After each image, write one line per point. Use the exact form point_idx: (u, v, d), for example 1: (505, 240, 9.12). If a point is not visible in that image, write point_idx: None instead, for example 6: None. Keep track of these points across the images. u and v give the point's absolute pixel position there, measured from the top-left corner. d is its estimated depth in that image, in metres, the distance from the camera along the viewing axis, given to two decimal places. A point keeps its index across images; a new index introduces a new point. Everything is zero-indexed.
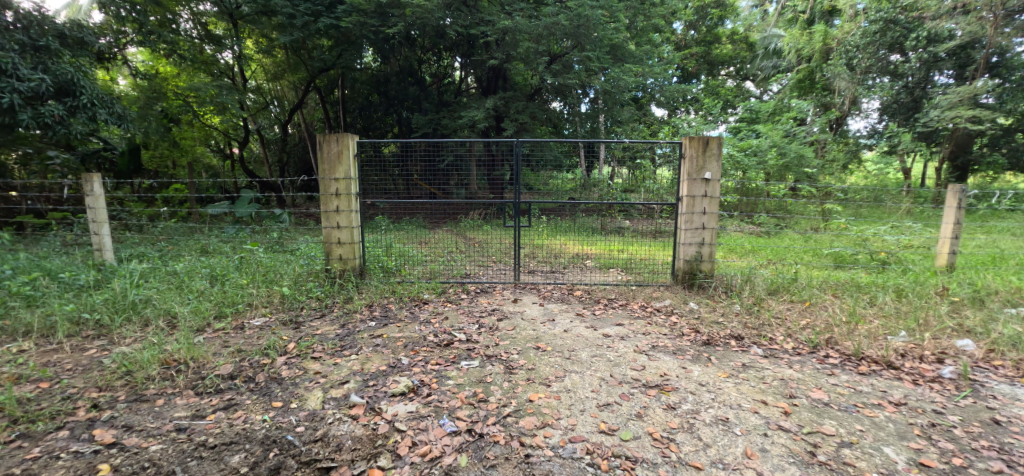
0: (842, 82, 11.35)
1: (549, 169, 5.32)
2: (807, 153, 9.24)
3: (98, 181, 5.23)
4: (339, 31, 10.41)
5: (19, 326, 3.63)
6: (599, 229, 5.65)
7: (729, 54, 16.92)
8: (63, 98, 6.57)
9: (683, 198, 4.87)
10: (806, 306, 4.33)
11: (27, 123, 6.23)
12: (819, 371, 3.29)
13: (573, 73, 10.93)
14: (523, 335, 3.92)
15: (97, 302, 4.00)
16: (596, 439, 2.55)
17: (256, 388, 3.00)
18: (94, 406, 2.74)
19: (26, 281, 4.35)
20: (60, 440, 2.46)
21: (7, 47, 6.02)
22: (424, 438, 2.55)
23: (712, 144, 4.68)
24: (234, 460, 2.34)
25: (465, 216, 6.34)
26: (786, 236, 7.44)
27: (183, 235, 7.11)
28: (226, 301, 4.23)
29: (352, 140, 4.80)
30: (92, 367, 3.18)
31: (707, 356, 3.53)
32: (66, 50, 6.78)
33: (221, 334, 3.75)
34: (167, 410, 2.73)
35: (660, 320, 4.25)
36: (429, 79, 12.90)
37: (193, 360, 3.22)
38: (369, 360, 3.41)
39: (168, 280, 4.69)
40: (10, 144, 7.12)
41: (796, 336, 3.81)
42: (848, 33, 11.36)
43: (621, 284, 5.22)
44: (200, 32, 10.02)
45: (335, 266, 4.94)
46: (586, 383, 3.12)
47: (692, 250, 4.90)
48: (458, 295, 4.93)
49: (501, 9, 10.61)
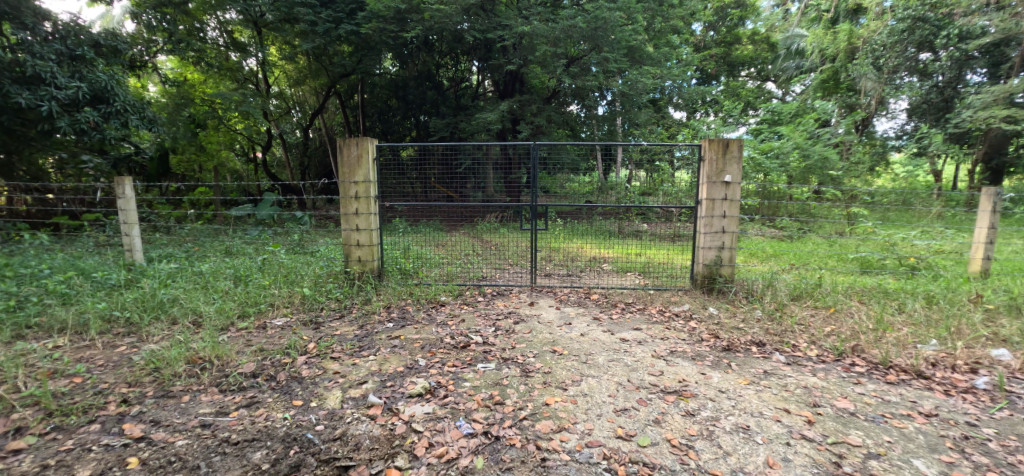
0: (869, 83, 10.97)
1: (566, 172, 5.28)
2: (832, 155, 9.03)
3: (129, 184, 5.37)
4: (359, 37, 10.57)
5: (55, 323, 3.77)
6: (617, 232, 5.58)
7: (750, 55, 16.58)
8: (98, 105, 6.83)
9: (702, 201, 4.82)
10: (831, 312, 4.22)
11: (65, 130, 6.51)
12: (844, 379, 3.21)
13: (590, 75, 10.88)
14: (539, 338, 3.92)
15: (126, 301, 4.13)
16: (613, 445, 2.53)
17: (278, 386, 3.07)
18: (124, 401, 2.83)
19: (61, 279, 4.54)
20: (92, 433, 2.54)
21: (46, 56, 6.32)
22: (440, 439, 2.57)
23: (733, 146, 4.62)
24: (256, 457, 2.40)
25: (481, 220, 6.03)
26: (809, 240, 7.23)
27: (209, 237, 7.24)
28: (249, 301, 4.34)
29: (371, 144, 4.90)
30: (122, 364, 3.28)
31: (728, 362, 3.47)
32: (100, 58, 7.03)
33: (244, 333, 3.84)
34: (192, 407, 2.80)
35: (678, 325, 4.20)
36: (447, 84, 13.10)
37: (217, 359, 3.30)
38: (386, 361, 3.44)
39: (194, 280, 4.82)
40: (46, 148, 7.46)
41: (820, 343, 3.71)
42: (875, 31, 10.87)
43: (638, 288, 5.19)
44: (226, 40, 10.47)
45: (354, 268, 5.04)
46: (603, 388, 3.10)
47: (712, 254, 4.83)
48: (475, 298, 4.96)
49: (519, 14, 10.55)
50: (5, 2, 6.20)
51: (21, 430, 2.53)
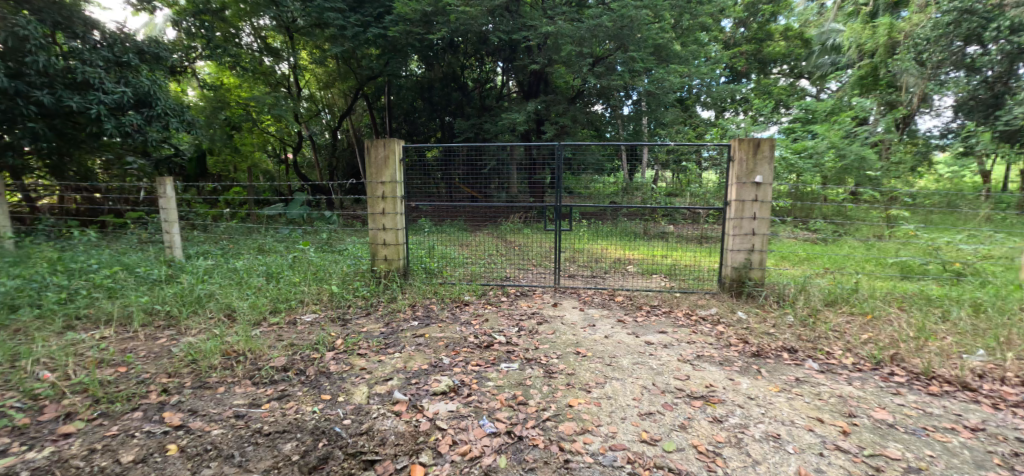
0: (910, 78, 10.63)
1: (591, 173, 5.25)
2: (870, 154, 8.70)
3: (170, 183, 5.61)
4: (387, 40, 10.76)
5: (101, 315, 3.97)
6: (642, 233, 5.55)
7: (783, 52, 16.12)
8: (142, 109, 7.15)
9: (731, 202, 4.72)
10: (868, 320, 4.06)
11: (111, 132, 6.80)
12: (883, 389, 3.09)
13: (616, 75, 10.78)
14: (563, 339, 3.91)
15: (167, 295, 4.31)
16: (638, 449, 2.50)
17: (307, 380, 3.15)
18: (164, 391, 2.95)
19: (108, 274, 4.77)
20: (135, 420, 2.66)
21: (95, 63, 6.67)
22: (464, 437, 2.59)
23: (764, 146, 4.50)
24: (286, 448, 2.46)
25: (505, 220, 6.04)
26: (845, 243, 7.01)
27: (243, 235, 7.48)
28: (281, 297, 4.47)
29: (398, 145, 5.00)
30: (163, 355, 3.43)
31: (757, 369, 3.38)
32: (144, 65, 7.37)
33: (276, 328, 3.96)
34: (228, 398, 2.91)
35: (705, 329, 4.12)
36: (472, 85, 13.21)
37: (251, 352, 3.42)
38: (411, 359, 3.49)
39: (229, 276, 5.00)
40: (94, 150, 7.89)
41: (856, 350, 3.59)
42: (917, 25, 10.42)
43: (664, 291, 5.10)
44: (260, 45, 10.86)
45: (380, 266, 5.16)
46: (627, 391, 3.06)
47: (741, 257, 4.72)
48: (498, 298, 4.98)
49: (544, 14, 10.55)
50: (58, 13, 6.54)
51: (71, 415, 2.68)
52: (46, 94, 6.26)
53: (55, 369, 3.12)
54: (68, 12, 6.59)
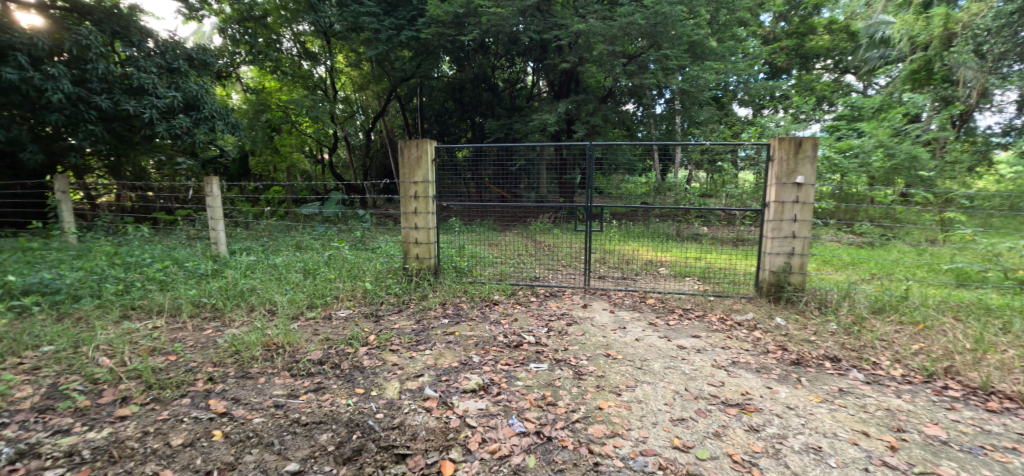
0: (968, 72, 9.90)
1: (622, 173, 5.20)
2: (922, 153, 8.24)
3: (216, 183, 5.86)
4: (419, 42, 10.90)
5: (154, 306, 4.19)
6: (674, 235, 5.46)
7: (826, 45, 15.45)
8: (190, 112, 7.50)
9: (770, 204, 4.55)
10: (920, 330, 3.84)
11: (162, 134, 7.13)
12: (935, 403, 2.92)
13: (649, 73, 10.57)
14: (592, 341, 3.87)
15: (212, 289, 4.51)
16: (669, 455, 2.45)
17: (342, 373, 3.23)
18: (210, 379, 3.09)
19: (159, 268, 5.03)
20: (183, 406, 2.80)
21: (149, 70, 7.03)
22: (493, 436, 2.60)
23: (807, 145, 4.31)
24: (323, 439, 2.53)
25: (535, 220, 5.99)
26: (893, 247, 6.67)
27: (282, 232, 7.73)
28: (317, 293, 4.60)
29: (430, 145, 5.08)
30: (209, 345, 3.59)
31: (797, 377, 3.26)
32: (192, 70, 7.73)
33: (313, 323, 4.09)
34: (268, 388, 3.02)
35: (741, 335, 3.99)
36: (502, 85, 13.25)
37: (289, 345, 3.53)
38: (441, 356, 3.53)
39: (269, 272, 5.19)
40: (148, 151, 8.35)
41: (906, 362, 3.40)
42: (976, 15, 9.34)
43: (697, 295, 4.97)
44: (300, 50, 11.39)
45: (412, 264, 5.26)
46: (658, 395, 3.00)
47: (780, 260, 4.56)
48: (528, 298, 4.98)
49: (575, 12, 10.45)
50: (117, 23, 7.04)
51: (126, 399, 2.83)
52: (105, 99, 6.65)
53: (112, 355, 3.31)
54: (125, 22, 7.05)
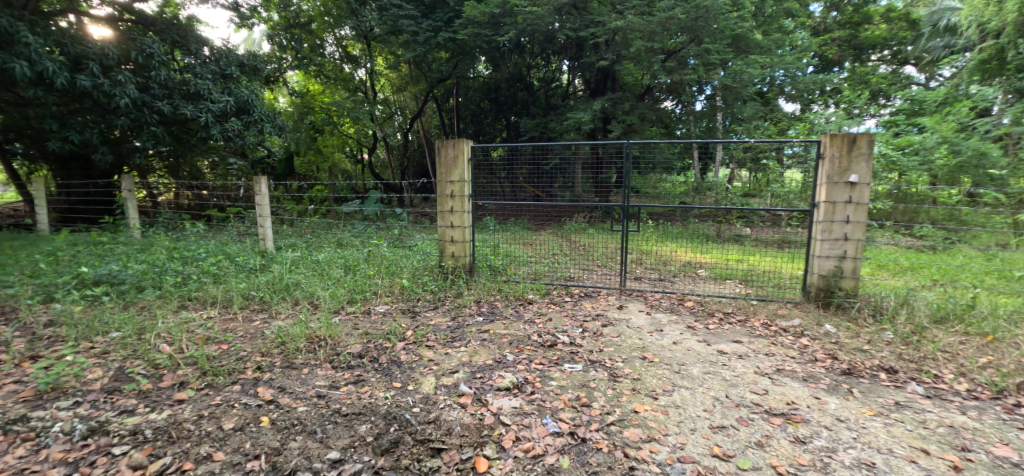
0: None
1: (659, 172, 5.10)
2: (992, 150, 7.62)
3: (264, 182, 6.10)
4: (456, 43, 10.98)
5: (208, 297, 4.43)
6: (715, 236, 5.30)
7: (883, 35, 14.53)
8: (241, 115, 7.86)
9: (819, 204, 4.31)
10: (988, 342, 3.56)
11: (216, 137, 7.49)
12: (1006, 422, 2.69)
13: (689, 69, 10.26)
14: (628, 343, 3.80)
15: (261, 283, 4.72)
16: (709, 463, 2.37)
17: (380, 367, 3.30)
18: (258, 368, 3.23)
19: (212, 262, 5.31)
20: (234, 392, 2.93)
21: (204, 76, 7.43)
22: (527, 434, 2.59)
23: (862, 141, 4.07)
24: (362, 430, 2.60)
25: (570, 219, 6.09)
26: (958, 252, 6.21)
27: (324, 230, 7.98)
28: (357, 288, 4.73)
29: (466, 145, 5.13)
30: (257, 336, 3.76)
31: (848, 388, 3.08)
32: (244, 76, 8.11)
33: (353, 317, 4.21)
34: (310, 379, 3.12)
35: (786, 341, 3.82)
36: (538, 84, 13.23)
37: (330, 338, 3.64)
38: (476, 354, 3.55)
39: (311, 267, 5.37)
40: (202, 152, 8.82)
41: (972, 375, 3.16)
42: None
43: (739, 298, 4.79)
44: (342, 54, 11.99)
45: (448, 262, 5.32)
46: (697, 401, 2.92)
47: (830, 264, 4.32)
48: (562, 298, 4.95)
49: (613, 9, 10.25)
50: (177, 33, 7.52)
51: (184, 384, 3.00)
52: (166, 104, 7.08)
53: (171, 343, 3.52)
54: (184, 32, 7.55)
